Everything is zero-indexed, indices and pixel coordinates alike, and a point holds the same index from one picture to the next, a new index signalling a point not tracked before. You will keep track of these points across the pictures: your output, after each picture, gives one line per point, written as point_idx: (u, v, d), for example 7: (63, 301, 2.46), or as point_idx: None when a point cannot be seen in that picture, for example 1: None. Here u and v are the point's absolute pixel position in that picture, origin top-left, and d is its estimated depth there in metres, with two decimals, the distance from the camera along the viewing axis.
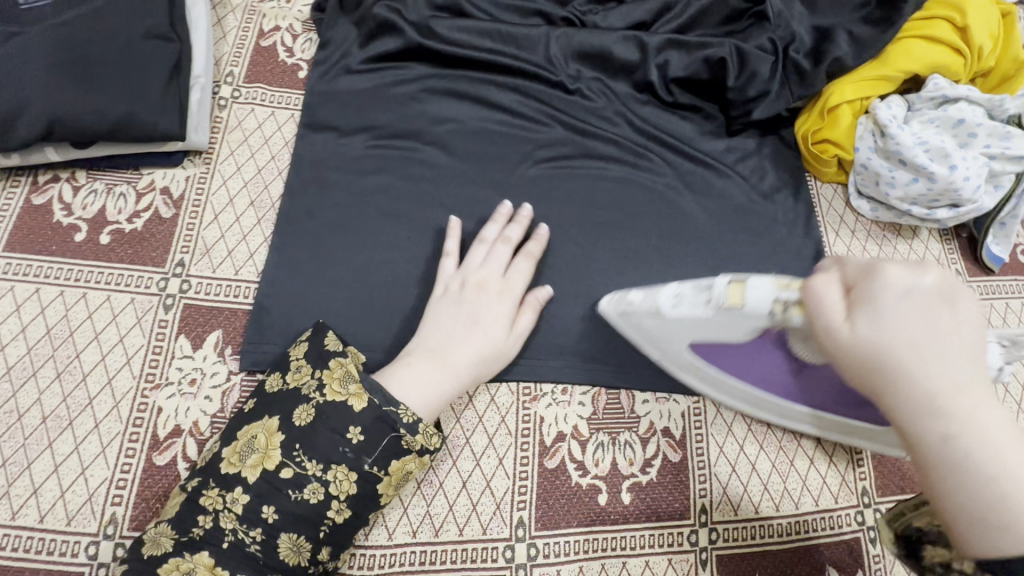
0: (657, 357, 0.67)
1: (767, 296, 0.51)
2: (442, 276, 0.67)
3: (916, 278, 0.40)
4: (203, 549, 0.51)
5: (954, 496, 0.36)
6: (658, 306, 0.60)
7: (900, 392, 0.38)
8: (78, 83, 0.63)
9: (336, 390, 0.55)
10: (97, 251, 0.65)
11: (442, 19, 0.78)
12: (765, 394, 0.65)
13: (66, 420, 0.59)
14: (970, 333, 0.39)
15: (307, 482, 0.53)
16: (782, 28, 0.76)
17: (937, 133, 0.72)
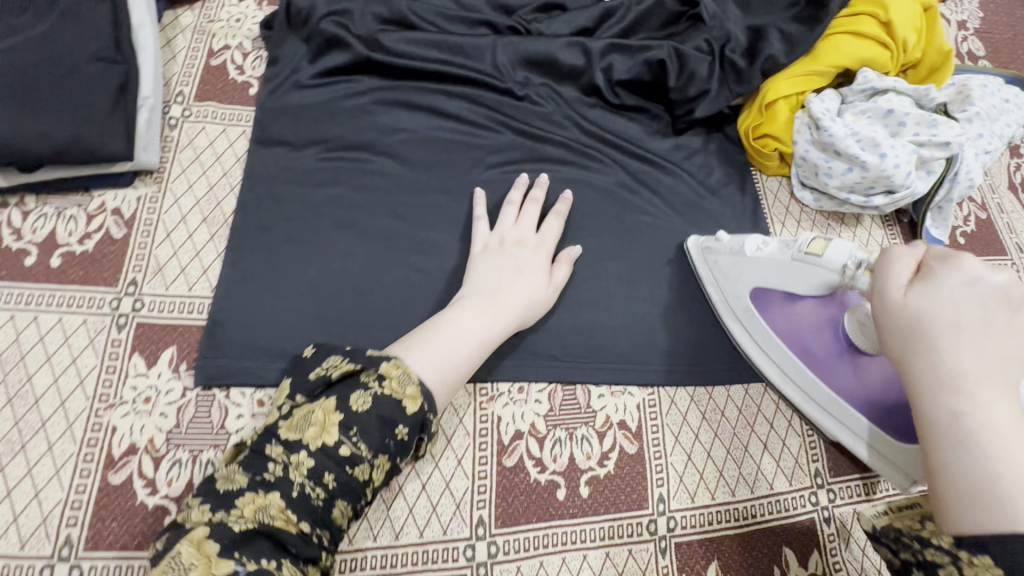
0: (716, 299, 0.73)
1: (845, 255, 0.60)
2: (477, 235, 0.71)
3: (985, 274, 0.45)
4: (276, 489, 0.47)
5: (952, 469, 0.41)
6: (743, 245, 0.69)
7: (926, 362, 0.44)
8: (23, 109, 0.64)
9: (395, 388, 0.51)
10: (48, 274, 0.65)
11: (389, 33, 0.80)
12: (802, 371, 0.67)
13: (18, 444, 0.59)
14: (1018, 334, 0.43)
15: (359, 461, 0.49)
16: (718, 28, 0.79)
17: (869, 124, 0.75)
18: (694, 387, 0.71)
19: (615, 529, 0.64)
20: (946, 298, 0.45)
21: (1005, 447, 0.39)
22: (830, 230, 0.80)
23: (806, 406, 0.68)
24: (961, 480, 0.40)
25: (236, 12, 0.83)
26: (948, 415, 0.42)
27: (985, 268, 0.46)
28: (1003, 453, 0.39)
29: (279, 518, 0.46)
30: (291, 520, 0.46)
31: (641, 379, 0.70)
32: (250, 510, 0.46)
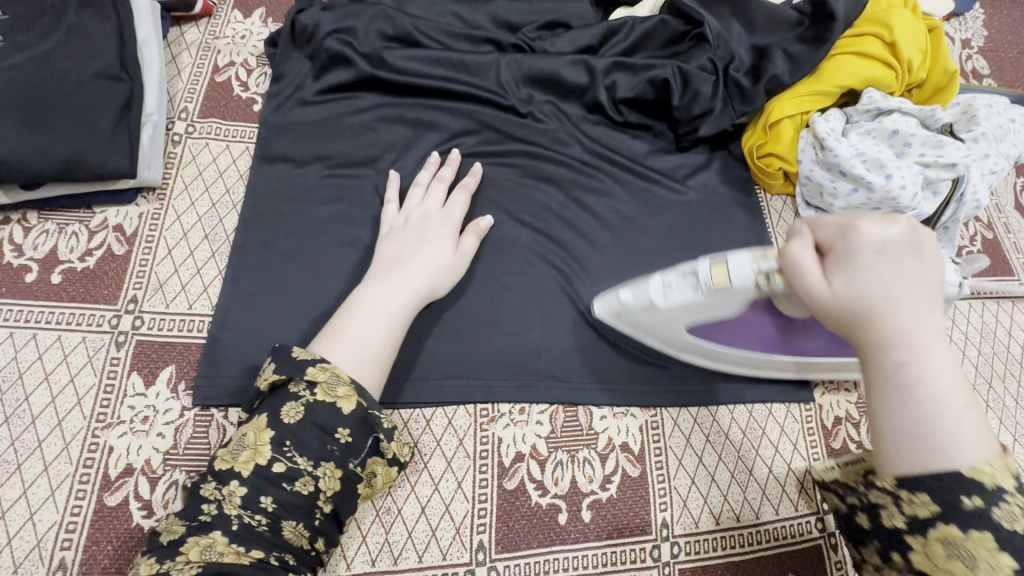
0: (656, 342, 0.69)
1: (750, 269, 0.55)
2: (386, 217, 0.72)
3: (885, 232, 0.46)
4: (216, 527, 0.48)
5: (899, 420, 0.41)
6: (650, 298, 0.62)
7: (866, 331, 0.43)
8: (25, 126, 0.64)
9: (326, 391, 0.52)
10: (48, 291, 0.65)
11: (394, 50, 0.80)
12: (758, 358, 0.68)
13: (14, 464, 0.58)
14: (931, 279, 0.45)
15: (299, 475, 0.50)
16: (722, 48, 0.79)
17: (874, 145, 0.75)
18: (697, 408, 0.70)
19: (620, 554, 0.63)
20: (867, 271, 0.44)
21: (942, 392, 0.40)
22: None
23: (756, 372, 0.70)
24: (905, 428, 0.40)
25: (241, 28, 0.84)
26: (887, 370, 0.42)
27: (891, 220, 0.47)
28: (939, 397, 0.40)
29: (227, 552, 0.47)
30: (240, 551, 0.47)
31: (644, 401, 0.69)
32: (196, 553, 0.47)
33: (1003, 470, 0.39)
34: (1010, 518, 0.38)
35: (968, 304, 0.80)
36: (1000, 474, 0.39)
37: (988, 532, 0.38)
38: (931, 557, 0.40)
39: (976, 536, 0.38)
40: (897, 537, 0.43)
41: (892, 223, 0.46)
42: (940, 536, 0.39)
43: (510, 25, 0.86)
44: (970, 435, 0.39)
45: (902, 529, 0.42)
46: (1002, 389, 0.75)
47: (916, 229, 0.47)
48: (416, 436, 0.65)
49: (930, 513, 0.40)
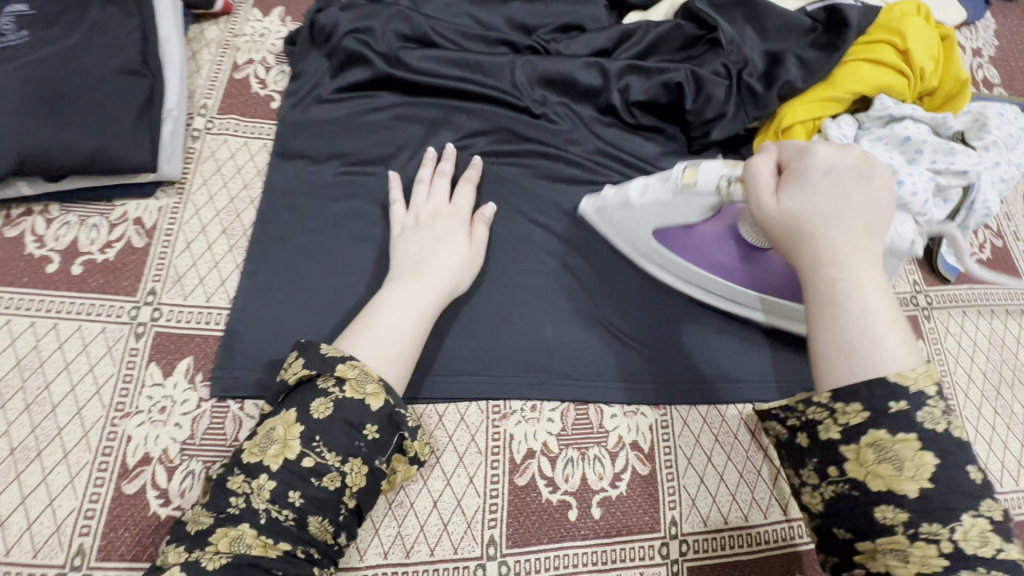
0: (627, 248, 0.75)
1: (715, 176, 0.61)
2: (395, 217, 0.72)
3: (839, 158, 0.50)
4: (245, 520, 0.49)
5: (828, 328, 0.46)
6: (628, 195, 0.70)
7: (806, 248, 0.48)
8: (50, 120, 0.65)
9: (355, 388, 0.53)
10: (69, 281, 0.66)
11: (410, 50, 0.81)
12: (722, 284, 0.73)
13: (34, 451, 0.59)
14: (872, 205, 0.49)
15: (327, 470, 0.51)
16: (736, 53, 0.79)
17: (886, 151, 0.75)
18: (706, 408, 0.71)
19: (617, 552, 0.63)
20: (813, 193, 0.49)
21: (871, 306, 0.45)
22: None
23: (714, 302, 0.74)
24: (839, 341, 0.45)
25: (259, 27, 0.85)
26: (823, 288, 0.47)
27: (840, 150, 0.51)
28: (870, 311, 0.45)
29: (256, 544, 0.48)
30: (269, 543, 0.48)
31: (654, 400, 0.70)
32: (224, 544, 0.47)
33: (926, 376, 0.44)
34: (932, 420, 0.43)
35: (975, 310, 0.81)
36: (923, 379, 0.44)
37: (913, 433, 0.43)
38: (864, 464, 0.45)
39: (904, 438, 0.43)
40: (834, 451, 0.47)
41: (843, 153, 0.50)
42: (872, 442, 0.44)
43: (525, 27, 0.87)
44: (892, 345, 0.45)
45: (837, 441, 0.46)
46: (1007, 395, 0.76)
47: (863, 159, 0.50)
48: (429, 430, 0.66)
49: (863, 421, 0.44)
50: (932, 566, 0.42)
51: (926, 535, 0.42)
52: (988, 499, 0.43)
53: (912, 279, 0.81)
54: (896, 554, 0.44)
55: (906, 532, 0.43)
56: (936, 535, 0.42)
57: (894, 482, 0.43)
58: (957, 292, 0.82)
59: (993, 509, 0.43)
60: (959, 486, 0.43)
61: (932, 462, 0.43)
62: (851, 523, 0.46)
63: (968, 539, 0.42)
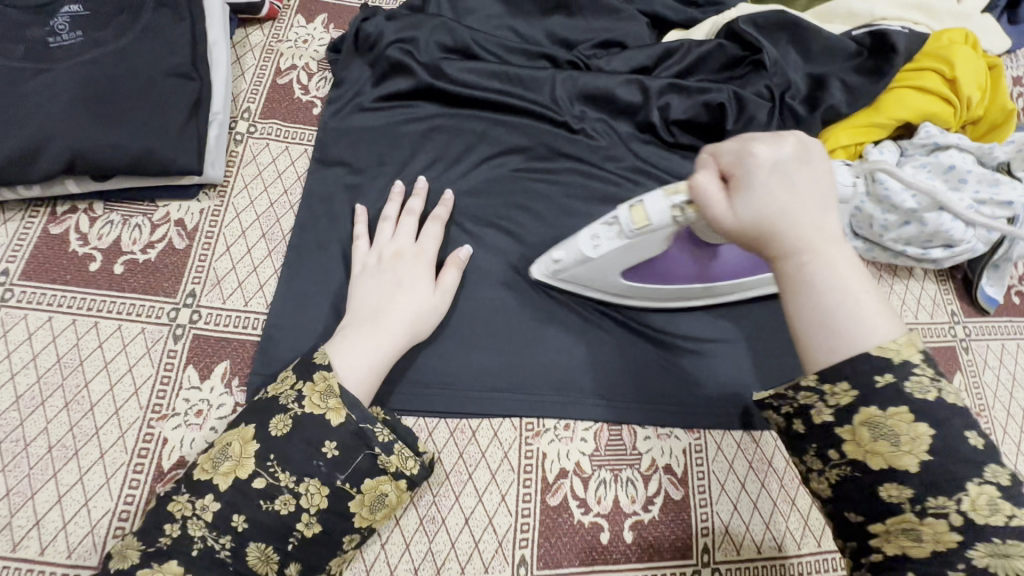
0: (601, 293, 0.72)
1: (662, 206, 0.58)
2: (357, 255, 0.69)
3: (778, 151, 0.47)
4: (173, 558, 0.50)
5: (809, 316, 0.45)
6: (582, 252, 0.66)
7: (773, 246, 0.46)
8: (102, 120, 0.66)
9: (316, 404, 0.56)
10: (110, 280, 0.66)
11: (452, 61, 0.81)
12: (678, 290, 0.70)
13: (71, 449, 0.59)
14: (821, 185, 0.48)
15: (279, 493, 0.53)
16: (778, 75, 0.79)
17: (928, 178, 0.74)
18: (741, 434, 0.69)
19: None
20: (764, 192, 0.46)
21: (846, 283, 0.44)
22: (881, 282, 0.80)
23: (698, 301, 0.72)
24: (817, 323, 0.44)
25: (303, 33, 0.85)
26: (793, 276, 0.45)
27: (773, 139, 0.48)
28: (845, 288, 0.44)
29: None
30: None
31: (687, 423, 0.69)
32: None
33: (908, 345, 0.43)
34: (922, 388, 0.42)
35: (1015, 344, 0.79)
36: (905, 349, 0.43)
37: (903, 406, 0.42)
38: (861, 443, 0.43)
39: (895, 412, 0.42)
40: (829, 434, 0.45)
41: (778, 143, 0.48)
42: (865, 420, 0.43)
43: (566, 42, 0.87)
44: (870, 315, 0.44)
45: (832, 424, 0.44)
46: None
47: (796, 143, 0.49)
48: (460, 445, 0.66)
49: (853, 401, 0.43)
50: (945, 543, 0.40)
51: (934, 509, 0.40)
52: (993, 465, 0.41)
53: (950, 309, 0.80)
54: (910, 533, 0.41)
55: (913, 509, 0.41)
56: (945, 508, 0.40)
57: (893, 458, 0.42)
58: (997, 324, 0.80)
59: (1000, 474, 0.41)
60: (961, 455, 0.41)
61: (927, 433, 0.41)
62: (861, 506, 0.43)
63: (977, 509, 0.40)
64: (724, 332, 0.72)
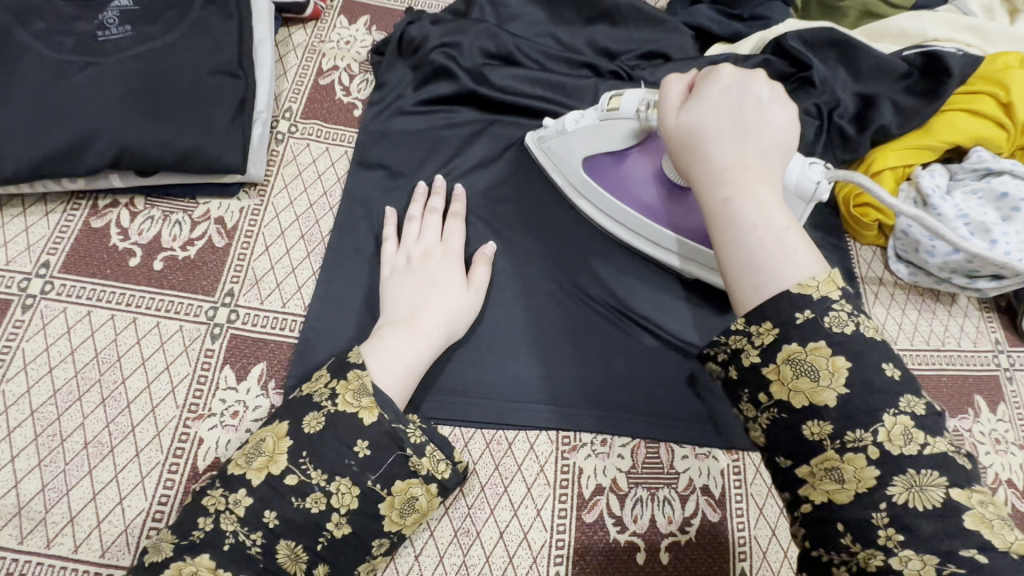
0: (561, 182, 0.76)
1: (637, 101, 0.62)
2: (385, 257, 0.68)
3: (735, 84, 0.53)
4: (205, 551, 0.49)
5: (731, 243, 0.49)
6: (563, 124, 0.70)
7: (703, 171, 0.51)
8: (148, 115, 0.66)
9: (349, 401, 0.54)
10: (149, 276, 0.66)
11: (495, 68, 0.81)
12: (635, 219, 0.72)
13: (107, 446, 0.58)
14: (772, 129, 0.52)
15: (310, 490, 0.51)
16: (827, 93, 0.78)
17: (979, 205, 0.72)
18: None
19: None
20: (708, 115, 0.52)
21: (768, 221, 0.48)
22: (924, 306, 0.79)
23: (636, 244, 0.74)
24: (738, 253, 0.48)
25: (345, 34, 0.85)
26: (721, 205, 0.49)
27: (745, 74, 0.54)
28: (767, 225, 0.48)
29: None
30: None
31: (727, 443, 0.67)
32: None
33: (828, 283, 0.45)
34: (840, 324, 0.44)
35: None
36: (824, 287, 0.45)
37: (822, 341, 0.44)
38: (785, 381, 0.45)
39: (814, 347, 0.44)
40: (758, 378, 0.46)
41: (749, 77, 0.53)
42: (787, 358, 0.45)
43: (608, 51, 0.86)
44: (790, 255, 0.46)
45: (759, 363, 0.46)
46: None
47: (764, 84, 0.53)
48: (497, 456, 0.65)
49: (775, 338, 0.45)
50: (865, 479, 0.41)
51: (852, 444, 0.42)
52: (906, 396, 0.43)
53: (994, 337, 0.78)
54: (834, 473, 0.42)
55: (834, 446, 0.42)
56: (862, 442, 0.42)
57: (815, 394, 0.43)
58: None
59: (914, 405, 0.42)
60: (876, 389, 0.43)
61: (845, 367, 0.43)
62: (790, 449, 0.45)
63: (892, 440, 0.41)
64: (668, 295, 0.73)
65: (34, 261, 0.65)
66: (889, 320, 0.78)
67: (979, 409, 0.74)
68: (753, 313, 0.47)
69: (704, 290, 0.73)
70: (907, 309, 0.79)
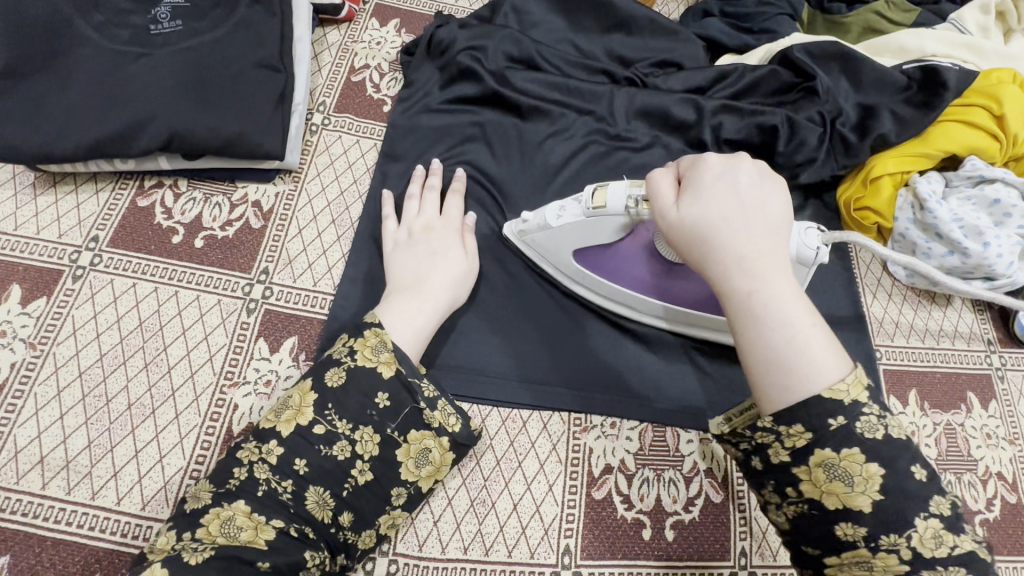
0: (552, 270, 0.75)
1: (624, 195, 0.61)
2: (387, 233, 0.72)
3: (727, 172, 0.54)
4: (241, 497, 0.52)
5: (754, 342, 0.49)
6: (547, 220, 0.69)
7: (716, 264, 0.51)
8: (197, 103, 0.71)
9: (368, 356, 0.58)
10: (190, 253, 0.70)
11: (517, 71, 0.85)
12: (635, 298, 0.72)
13: (149, 408, 0.62)
14: (770, 217, 0.53)
15: (337, 439, 0.55)
16: (830, 102, 0.83)
17: (973, 211, 0.77)
18: None
19: None
20: (709, 206, 0.52)
21: (790, 316, 0.48)
22: (920, 307, 0.83)
23: (637, 317, 0.74)
24: (766, 352, 0.48)
25: (377, 35, 0.90)
26: (743, 298, 0.49)
27: (730, 161, 0.55)
28: (789, 320, 0.48)
29: (247, 526, 0.51)
30: (262, 523, 0.51)
31: None
32: (216, 525, 0.51)
33: (856, 383, 0.47)
34: (871, 428, 0.46)
35: None
36: (854, 388, 0.47)
37: (856, 448, 0.46)
38: (817, 482, 0.47)
39: (848, 454, 0.46)
40: (788, 474, 0.48)
41: (736, 163, 0.55)
42: (820, 461, 0.47)
43: (624, 59, 0.91)
44: (815, 352, 0.48)
45: (789, 463, 0.48)
46: None
47: (753, 170, 0.55)
48: (511, 430, 0.69)
49: (808, 442, 0.47)
50: (893, 572, 0.45)
51: (887, 546, 0.45)
52: (935, 497, 0.47)
53: (987, 339, 0.82)
54: (862, 565, 0.46)
55: (867, 546, 0.46)
56: (897, 544, 0.45)
57: (849, 499, 0.46)
58: None
59: (942, 506, 0.46)
60: (908, 493, 0.46)
61: (878, 474, 0.46)
62: (819, 541, 0.48)
63: (923, 544, 0.45)
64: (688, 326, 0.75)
65: (85, 235, 0.70)
66: (887, 318, 0.82)
67: (971, 405, 0.77)
68: (783, 413, 0.48)
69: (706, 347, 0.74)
70: (904, 310, 0.82)
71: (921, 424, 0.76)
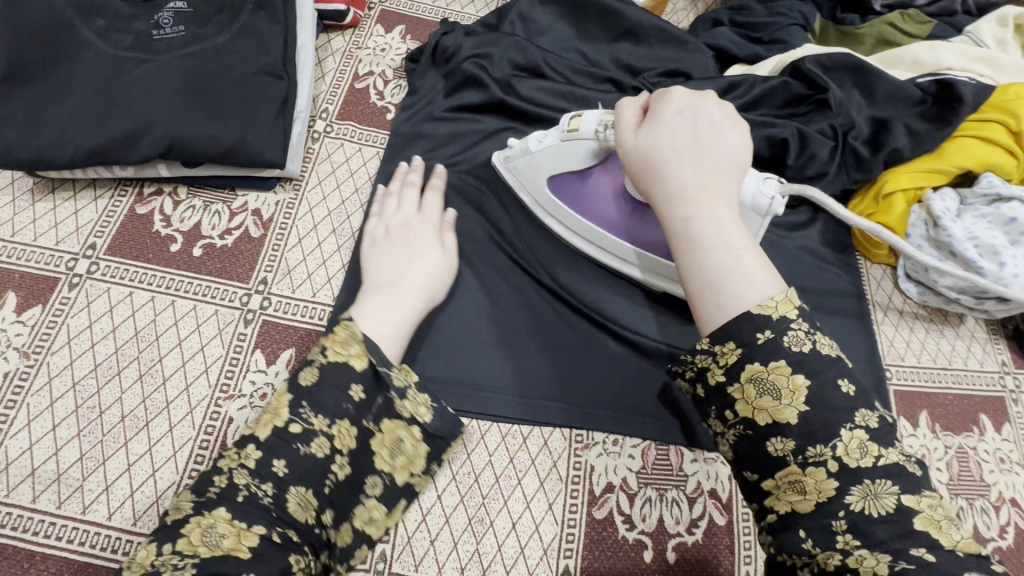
0: (529, 201, 0.76)
1: (594, 123, 0.64)
2: (367, 230, 0.71)
3: (688, 106, 0.56)
4: (221, 505, 0.49)
5: (691, 261, 0.51)
6: (528, 144, 0.72)
7: (663, 190, 0.54)
8: (199, 110, 0.70)
9: (338, 351, 0.56)
10: (188, 261, 0.69)
11: (523, 79, 0.84)
12: (603, 236, 0.73)
13: (143, 420, 0.61)
14: (726, 151, 0.54)
15: (314, 436, 0.53)
16: (843, 116, 0.81)
17: (988, 229, 0.75)
18: None
19: None
20: (662, 136, 0.55)
21: (726, 240, 0.50)
22: (932, 325, 0.81)
23: (605, 260, 0.75)
24: (700, 271, 0.50)
25: (381, 42, 0.89)
26: (682, 221, 0.52)
27: (695, 96, 0.57)
28: (725, 243, 0.50)
29: (229, 534, 0.48)
30: (243, 529, 0.48)
31: None
32: (196, 534, 0.48)
33: (785, 303, 0.47)
34: (799, 343, 0.45)
35: None
36: (783, 306, 0.46)
37: (784, 361, 0.45)
38: (749, 399, 0.46)
39: (776, 366, 0.45)
40: (724, 396, 0.47)
41: (701, 98, 0.57)
42: (751, 376, 0.46)
43: (631, 69, 0.89)
44: (750, 273, 0.48)
45: (723, 383, 0.47)
46: None
47: (716, 107, 0.56)
48: (511, 449, 0.67)
49: (740, 357, 0.46)
50: (826, 491, 0.43)
51: (814, 460, 0.43)
52: (862, 411, 0.44)
53: (1000, 359, 0.80)
54: (796, 486, 0.44)
55: (797, 461, 0.44)
56: (822, 457, 0.43)
57: (777, 413, 0.44)
58: None
59: (869, 419, 0.44)
60: (834, 405, 0.44)
61: (805, 385, 0.44)
62: (757, 465, 0.46)
63: (849, 454, 0.43)
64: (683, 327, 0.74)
65: (82, 243, 0.69)
66: (897, 336, 0.80)
67: (984, 428, 0.75)
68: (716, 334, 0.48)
69: (671, 301, 0.75)
70: (915, 328, 0.80)
71: (931, 447, 0.74)
